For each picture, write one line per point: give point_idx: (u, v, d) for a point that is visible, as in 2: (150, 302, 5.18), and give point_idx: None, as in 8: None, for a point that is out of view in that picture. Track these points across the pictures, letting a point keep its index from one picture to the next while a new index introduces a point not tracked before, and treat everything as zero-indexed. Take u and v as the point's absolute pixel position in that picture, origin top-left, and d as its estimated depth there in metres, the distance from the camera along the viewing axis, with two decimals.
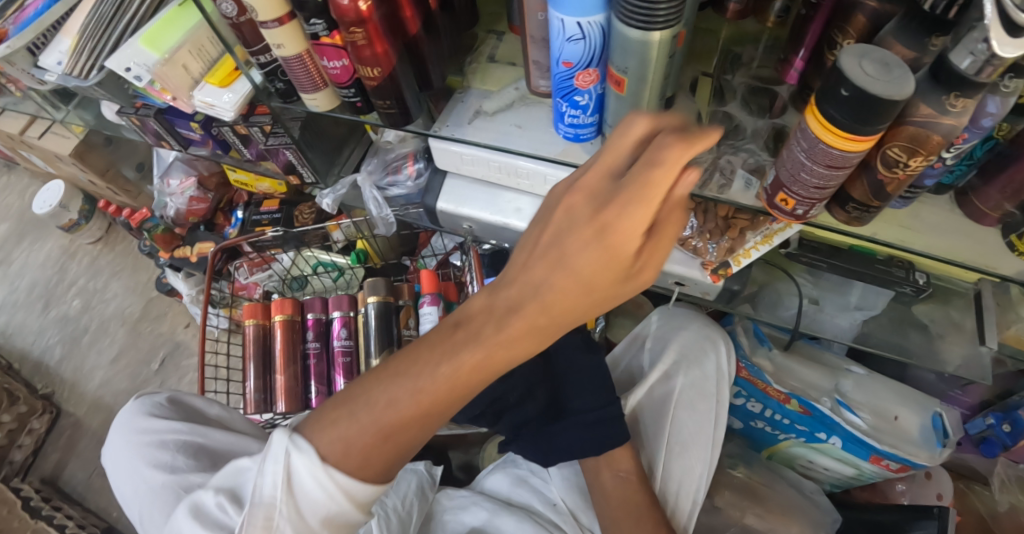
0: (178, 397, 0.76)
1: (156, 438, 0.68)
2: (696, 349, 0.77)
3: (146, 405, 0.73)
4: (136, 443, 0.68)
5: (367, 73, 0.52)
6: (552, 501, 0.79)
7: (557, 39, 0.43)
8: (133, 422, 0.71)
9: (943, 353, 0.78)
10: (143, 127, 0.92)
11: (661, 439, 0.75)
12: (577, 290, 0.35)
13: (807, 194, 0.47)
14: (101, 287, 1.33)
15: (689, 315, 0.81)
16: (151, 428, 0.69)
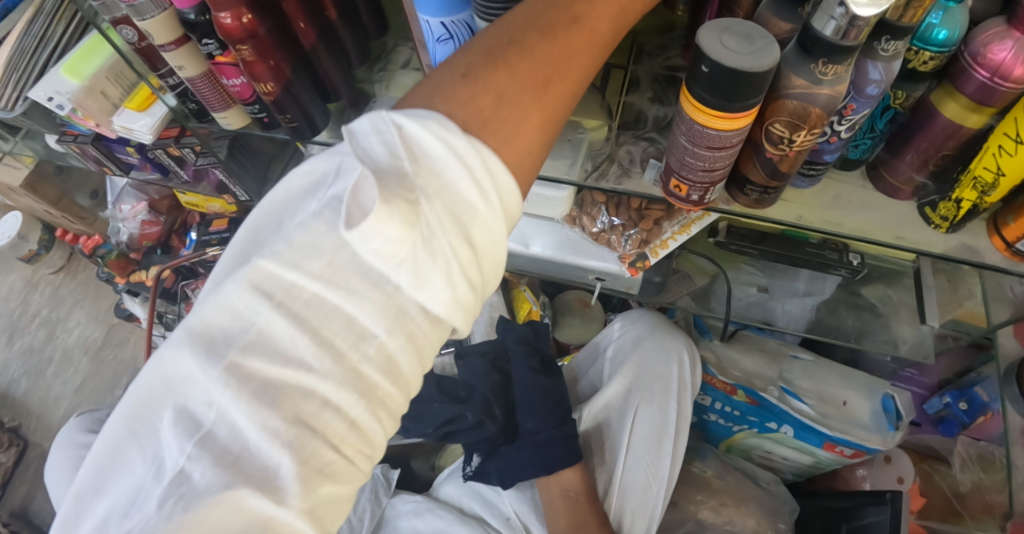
0: None
1: (94, 452, 0.69)
2: (660, 362, 0.75)
3: (88, 423, 0.72)
4: (72, 456, 0.69)
5: (263, 89, 0.51)
6: (506, 516, 0.74)
7: (430, 41, 0.42)
8: (71, 437, 0.72)
9: (899, 330, 0.78)
10: (83, 154, 0.92)
11: (617, 456, 0.73)
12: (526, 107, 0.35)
13: (697, 178, 0.45)
14: (64, 317, 1.32)
15: (649, 320, 0.79)
16: (89, 443, 0.70)
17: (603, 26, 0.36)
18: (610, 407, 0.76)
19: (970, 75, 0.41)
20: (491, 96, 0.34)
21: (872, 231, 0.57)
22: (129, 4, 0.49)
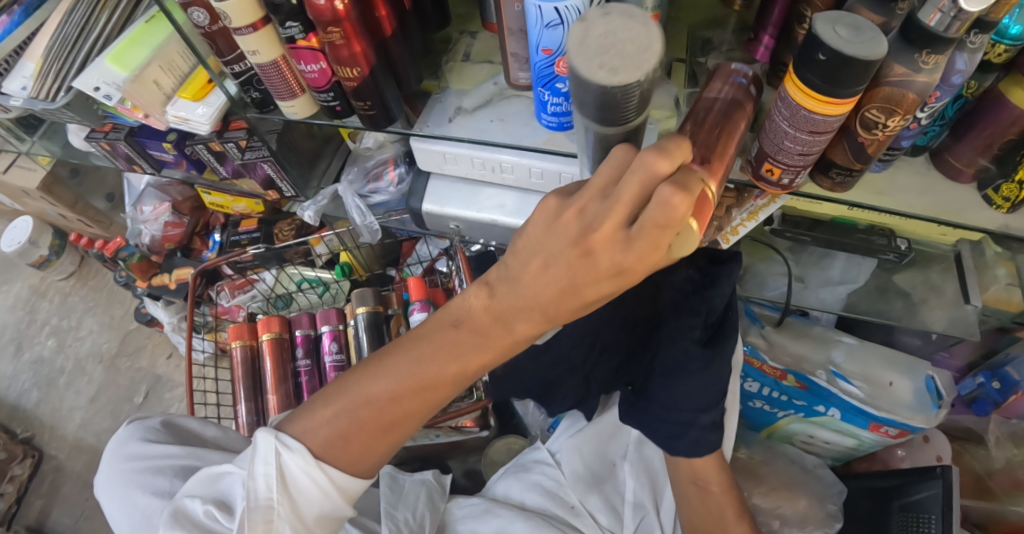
0: (172, 420, 0.73)
1: (151, 464, 0.65)
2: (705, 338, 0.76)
3: (139, 431, 0.70)
4: (128, 470, 0.65)
5: (346, 74, 0.51)
6: (570, 504, 0.73)
7: (535, 27, 0.42)
8: (125, 447, 0.67)
9: (927, 318, 0.78)
10: (113, 152, 0.90)
11: None
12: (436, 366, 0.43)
13: (791, 162, 0.47)
14: (75, 325, 1.28)
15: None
16: (145, 454, 0.66)
17: (447, 378, 0.43)
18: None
19: None
20: (341, 436, 0.46)
21: (935, 212, 0.57)
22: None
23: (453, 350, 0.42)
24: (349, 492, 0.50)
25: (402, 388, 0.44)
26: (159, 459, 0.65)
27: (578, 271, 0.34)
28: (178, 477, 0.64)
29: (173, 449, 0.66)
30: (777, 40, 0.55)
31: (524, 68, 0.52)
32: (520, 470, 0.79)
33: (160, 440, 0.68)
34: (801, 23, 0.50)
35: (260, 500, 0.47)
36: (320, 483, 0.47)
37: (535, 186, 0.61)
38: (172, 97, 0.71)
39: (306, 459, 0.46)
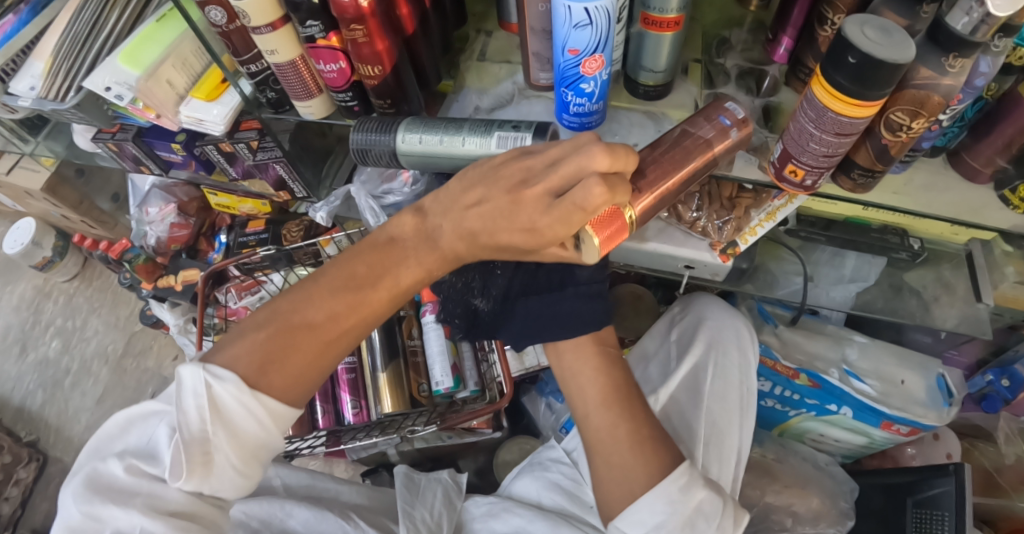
0: None
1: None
2: (723, 339, 0.76)
3: None
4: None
5: (367, 73, 0.50)
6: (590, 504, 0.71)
7: (563, 27, 0.42)
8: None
9: (938, 316, 0.78)
10: (120, 152, 0.89)
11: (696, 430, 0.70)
12: (383, 292, 0.48)
13: (816, 163, 0.47)
14: (80, 326, 1.27)
15: (711, 302, 0.80)
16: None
17: (380, 300, 0.49)
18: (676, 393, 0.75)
19: None
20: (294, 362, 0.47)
21: (952, 211, 0.58)
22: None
23: (386, 269, 0.48)
24: (286, 421, 0.49)
25: (361, 301, 0.48)
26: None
27: (510, 217, 0.42)
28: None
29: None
30: (797, 40, 0.55)
31: (546, 68, 0.52)
32: (535, 468, 0.78)
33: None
34: (822, 25, 0.50)
35: (193, 432, 0.44)
36: (253, 413, 0.46)
37: None
38: (186, 97, 0.70)
39: (239, 387, 0.45)
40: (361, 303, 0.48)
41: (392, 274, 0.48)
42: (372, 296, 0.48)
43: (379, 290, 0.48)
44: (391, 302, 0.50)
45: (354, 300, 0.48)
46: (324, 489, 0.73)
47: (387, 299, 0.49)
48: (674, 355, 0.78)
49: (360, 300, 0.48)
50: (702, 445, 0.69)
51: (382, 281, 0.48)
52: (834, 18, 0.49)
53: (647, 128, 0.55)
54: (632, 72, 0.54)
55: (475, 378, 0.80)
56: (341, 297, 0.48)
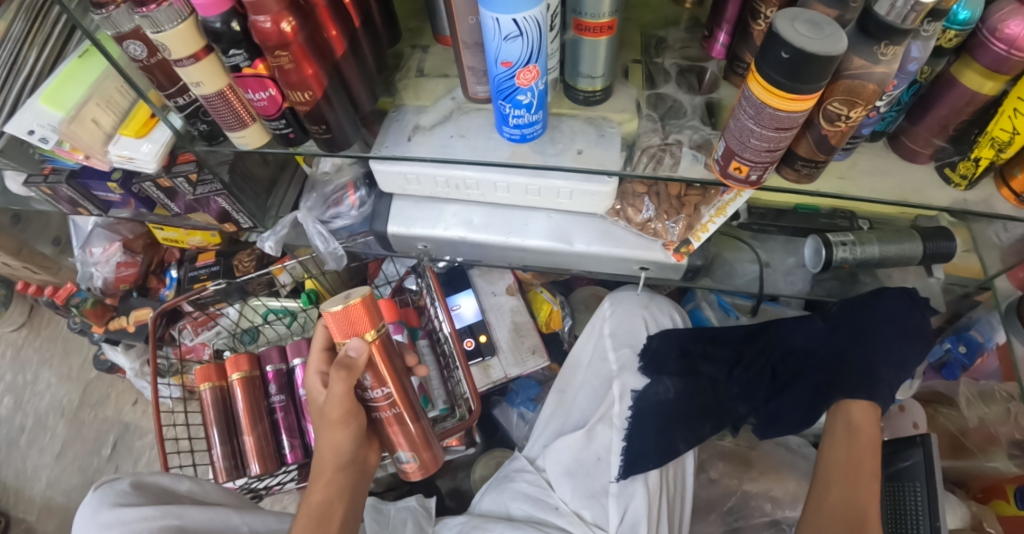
0: (141, 481, 0.69)
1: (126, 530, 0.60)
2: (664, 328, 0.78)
3: (110, 495, 0.65)
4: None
5: (298, 99, 0.48)
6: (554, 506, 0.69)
7: (493, 40, 0.42)
8: (94, 516, 0.62)
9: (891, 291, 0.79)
10: (55, 196, 0.85)
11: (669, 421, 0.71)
12: (337, 471, 0.57)
13: (758, 159, 0.47)
14: (32, 379, 1.21)
15: (639, 300, 0.78)
16: (118, 520, 0.61)
17: (330, 465, 0.56)
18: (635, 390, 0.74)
19: (989, 48, 0.45)
20: (318, 522, 0.55)
21: (899, 193, 0.59)
22: (144, 15, 0.44)
23: (342, 459, 0.56)
24: None
25: (322, 475, 0.56)
26: (134, 523, 0.61)
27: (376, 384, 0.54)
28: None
29: (147, 510, 0.63)
30: (733, 36, 0.55)
31: (483, 81, 0.51)
32: (501, 481, 0.76)
33: (134, 503, 0.64)
34: (755, 19, 0.51)
35: None
36: None
37: (502, 200, 0.59)
38: (114, 136, 0.66)
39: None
40: (329, 477, 0.56)
41: (335, 453, 0.56)
42: (330, 477, 0.57)
43: (332, 468, 0.57)
44: (348, 463, 0.57)
45: (328, 464, 0.56)
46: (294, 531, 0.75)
47: (333, 470, 0.56)
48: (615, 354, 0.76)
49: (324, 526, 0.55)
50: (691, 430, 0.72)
51: (329, 457, 0.56)
52: (766, 12, 0.49)
53: (590, 135, 0.54)
54: (570, 79, 0.52)
55: (442, 396, 0.80)
56: (317, 496, 0.56)
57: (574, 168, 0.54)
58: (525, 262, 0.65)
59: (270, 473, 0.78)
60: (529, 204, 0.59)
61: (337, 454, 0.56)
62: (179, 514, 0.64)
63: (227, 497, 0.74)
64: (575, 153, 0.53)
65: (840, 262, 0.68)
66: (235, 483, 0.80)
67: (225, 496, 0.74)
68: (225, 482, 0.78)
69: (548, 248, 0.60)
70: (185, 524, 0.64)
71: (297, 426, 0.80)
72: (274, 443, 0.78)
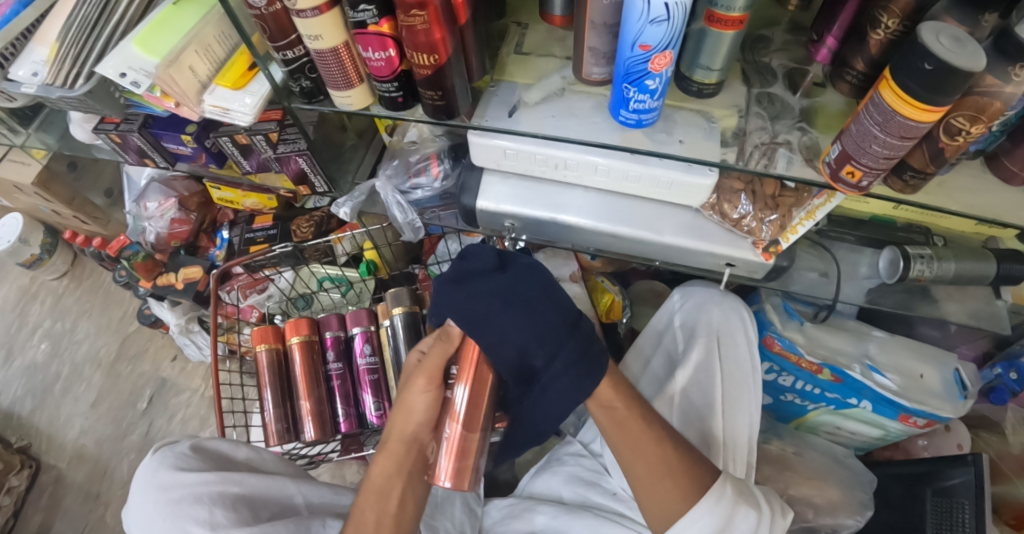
0: (199, 444, 0.70)
1: (187, 493, 0.61)
2: (730, 324, 0.76)
3: (168, 458, 0.66)
4: (164, 502, 0.61)
5: (420, 61, 0.47)
6: (613, 491, 0.70)
7: (635, 23, 0.41)
8: (155, 476, 0.63)
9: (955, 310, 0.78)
10: (124, 145, 0.85)
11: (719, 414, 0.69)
12: (402, 445, 0.58)
13: (875, 165, 0.47)
14: (70, 328, 1.22)
15: (713, 293, 0.79)
16: (178, 483, 0.62)
17: (396, 434, 0.59)
18: (693, 375, 0.73)
19: None
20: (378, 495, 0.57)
21: (995, 212, 0.58)
22: None
23: (407, 430, 0.58)
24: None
25: (391, 450, 0.58)
26: (194, 487, 0.62)
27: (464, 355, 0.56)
28: (217, 505, 0.61)
29: (207, 474, 0.63)
30: (843, 41, 0.54)
31: (601, 63, 0.50)
32: (555, 465, 0.78)
33: (194, 467, 0.65)
34: (874, 27, 0.49)
35: None
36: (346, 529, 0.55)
37: (598, 185, 0.59)
38: (208, 84, 0.66)
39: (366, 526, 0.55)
40: (393, 451, 0.58)
41: (401, 423, 0.58)
42: (394, 449, 0.59)
43: (395, 442, 0.59)
44: (415, 441, 0.58)
45: (395, 434, 0.59)
46: (347, 504, 0.74)
47: (397, 441, 0.58)
48: (681, 342, 0.78)
49: (382, 495, 0.57)
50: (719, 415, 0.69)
51: (397, 426, 0.59)
52: (886, 23, 0.48)
53: (695, 128, 0.54)
54: (685, 69, 0.52)
55: None
56: (381, 467, 0.58)
57: (680, 158, 0.53)
58: (607, 248, 0.65)
59: (322, 440, 0.79)
60: (626, 191, 0.59)
61: (405, 424, 0.58)
62: (238, 481, 0.65)
63: (283, 466, 0.74)
64: (679, 144, 0.53)
65: (917, 277, 0.68)
66: (284, 447, 0.80)
67: (279, 465, 0.74)
68: (275, 445, 0.79)
69: (637, 235, 0.60)
70: (244, 492, 0.65)
71: (352, 395, 0.81)
72: (329, 410, 0.79)
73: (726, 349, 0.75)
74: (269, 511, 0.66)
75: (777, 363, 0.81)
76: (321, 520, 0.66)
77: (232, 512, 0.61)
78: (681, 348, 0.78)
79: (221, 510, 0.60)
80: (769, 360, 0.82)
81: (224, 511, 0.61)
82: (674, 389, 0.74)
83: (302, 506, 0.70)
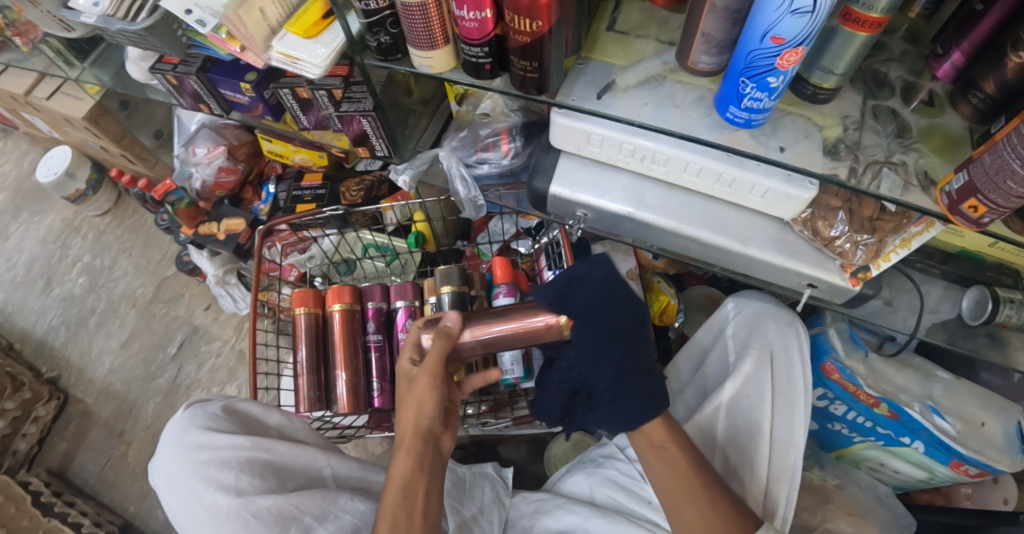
0: (231, 406, 0.69)
1: (215, 456, 0.61)
2: (780, 336, 0.72)
3: (199, 417, 0.66)
4: (191, 461, 0.61)
5: (519, 27, 0.43)
6: (647, 499, 0.68)
7: (771, 11, 0.36)
8: (185, 436, 0.63)
9: None
10: (180, 88, 0.82)
11: (764, 439, 0.65)
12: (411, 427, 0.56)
13: (1005, 203, 0.42)
14: (109, 265, 1.23)
15: (769, 306, 0.74)
16: (207, 445, 0.62)
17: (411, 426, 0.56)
18: (742, 388, 0.68)
19: None
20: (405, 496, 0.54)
21: None
22: None
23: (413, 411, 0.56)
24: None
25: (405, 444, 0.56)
26: (223, 450, 0.61)
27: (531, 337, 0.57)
28: (243, 471, 0.60)
29: (238, 439, 0.63)
30: (972, 59, 0.47)
31: (712, 52, 0.45)
32: (589, 466, 0.76)
33: (223, 429, 0.64)
34: (1015, 50, 0.42)
35: None
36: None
37: (685, 183, 0.56)
38: (277, 32, 0.63)
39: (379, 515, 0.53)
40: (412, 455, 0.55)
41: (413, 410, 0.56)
42: (409, 442, 0.56)
43: (408, 435, 0.56)
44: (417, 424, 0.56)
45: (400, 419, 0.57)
46: (375, 482, 0.72)
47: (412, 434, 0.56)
48: (732, 354, 0.72)
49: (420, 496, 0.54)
50: (766, 443, 0.65)
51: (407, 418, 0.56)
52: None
53: (799, 136, 0.50)
54: (803, 70, 0.48)
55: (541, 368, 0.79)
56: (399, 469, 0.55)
57: (782, 166, 0.50)
58: (682, 251, 0.62)
59: (354, 412, 0.78)
60: (714, 193, 0.56)
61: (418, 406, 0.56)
62: (267, 449, 0.64)
63: (314, 437, 0.73)
64: (782, 150, 0.50)
65: (1002, 321, 0.64)
66: (313, 414, 0.79)
67: (311, 435, 0.73)
68: (306, 412, 0.77)
69: (719, 242, 0.57)
70: (273, 459, 0.64)
71: (388, 369, 0.79)
72: (364, 383, 0.78)
73: (778, 366, 0.70)
74: (295, 482, 0.64)
75: (832, 391, 0.78)
76: (348, 495, 0.64)
77: (258, 480, 0.60)
78: (730, 359, 0.73)
79: (247, 477, 0.60)
80: (825, 386, 0.79)
81: (251, 479, 0.60)
82: (720, 402, 0.68)
83: (329, 479, 0.68)
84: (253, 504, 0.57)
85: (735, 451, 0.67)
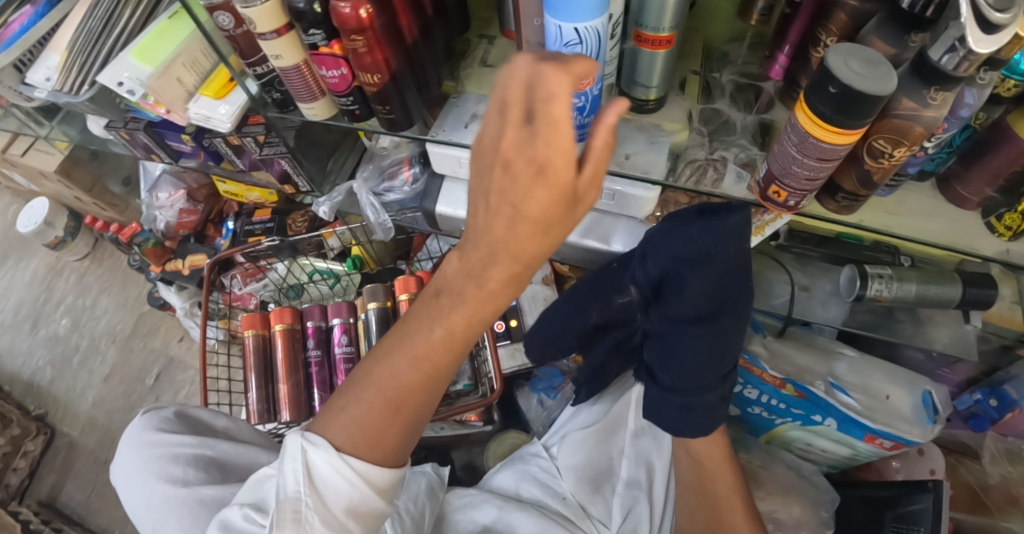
0: (183, 411, 0.75)
1: (167, 451, 0.67)
2: None
3: (153, 420, 0.72)
4: (146, 457, 0.68)
5: (366, 80, 0.51)
6: (562, 494, 0.75)
7: (554, 45, 0.43)
8: (141, 436, 0.70)
9: (929, 333, 0.75)
10: (132, 141, 0.91)
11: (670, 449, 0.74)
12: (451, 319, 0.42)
13: (799, 186, 0.47)
14: (91, 304, 1.32)
15: None
16: (161, 441, 0.68)
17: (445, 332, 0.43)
18: None
19: None
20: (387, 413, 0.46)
21: (941, 237, 0.55)
22: None
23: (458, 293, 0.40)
24: (377, 484, 0.48)
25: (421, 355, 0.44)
26: (174, 447, 0.68)
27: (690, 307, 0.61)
28: (190, 465, 0.66)
29: (187, 437, 0.69)
30: (793, 59, 0.53)
31: None
32: (516, 462, 0.82)
33: (175, 430, 0.71)
34: (814, 47, 0.49)
35: None
36: (345, 476, 0.46)
37: None
38: (193, 94, 0.71)
39: (330, 453, 0.46)
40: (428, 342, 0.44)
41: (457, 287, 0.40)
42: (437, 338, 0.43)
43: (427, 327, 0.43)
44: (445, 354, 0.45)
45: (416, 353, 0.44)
46: None
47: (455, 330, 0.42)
48: None
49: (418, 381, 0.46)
50: None
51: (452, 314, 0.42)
52: (826, 40, 0.48)
53: (639, 142, 0.58)
54: (626, 87, 0.54)
55: (468, 372, 0.83)
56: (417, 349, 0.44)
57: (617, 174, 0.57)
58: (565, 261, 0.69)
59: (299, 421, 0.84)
60: None
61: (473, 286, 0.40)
62: (213, 446, 0.70)
63: (259, 438, 0.78)
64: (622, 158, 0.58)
65: (873, 296, 0.68)
66: (265, 426, 0.85)
67: (256, 436, 0.78)
68: (257, 424, 0.84)
69: None
70: (217, 455, 0.69)
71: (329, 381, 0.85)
72: (305, 393, 0.84)
73: None
74: (238, 476, 0.70)
75: (741, 376, 0.81)
76: None
77: (203, 472, 0.66)
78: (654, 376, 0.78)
79: (194, 470, 0.66)
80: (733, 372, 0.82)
81: (196, 471, 0.66)
82: None
83: None
84: (198, 492, 0.63)
85: (638, 451, 0.79)
